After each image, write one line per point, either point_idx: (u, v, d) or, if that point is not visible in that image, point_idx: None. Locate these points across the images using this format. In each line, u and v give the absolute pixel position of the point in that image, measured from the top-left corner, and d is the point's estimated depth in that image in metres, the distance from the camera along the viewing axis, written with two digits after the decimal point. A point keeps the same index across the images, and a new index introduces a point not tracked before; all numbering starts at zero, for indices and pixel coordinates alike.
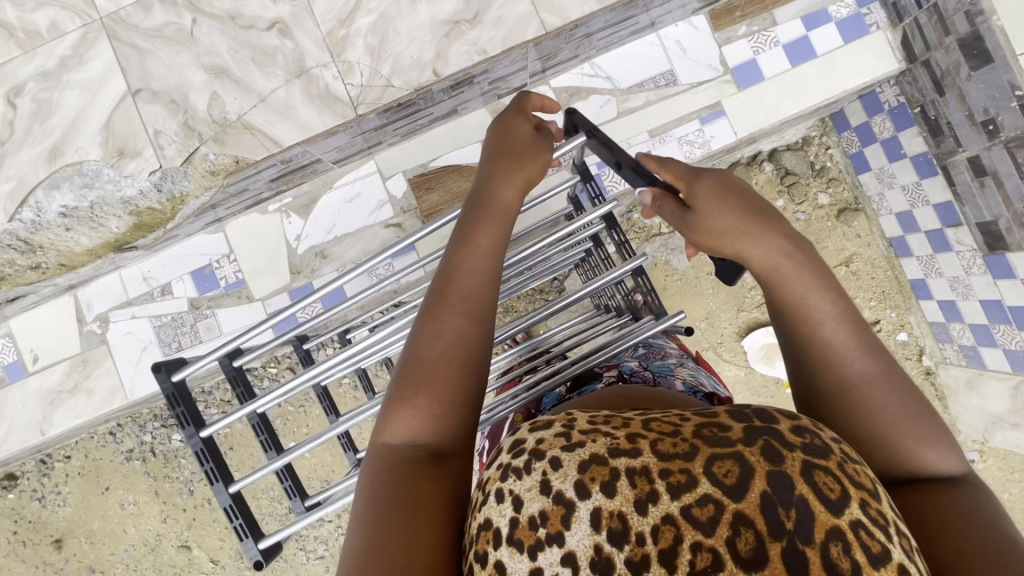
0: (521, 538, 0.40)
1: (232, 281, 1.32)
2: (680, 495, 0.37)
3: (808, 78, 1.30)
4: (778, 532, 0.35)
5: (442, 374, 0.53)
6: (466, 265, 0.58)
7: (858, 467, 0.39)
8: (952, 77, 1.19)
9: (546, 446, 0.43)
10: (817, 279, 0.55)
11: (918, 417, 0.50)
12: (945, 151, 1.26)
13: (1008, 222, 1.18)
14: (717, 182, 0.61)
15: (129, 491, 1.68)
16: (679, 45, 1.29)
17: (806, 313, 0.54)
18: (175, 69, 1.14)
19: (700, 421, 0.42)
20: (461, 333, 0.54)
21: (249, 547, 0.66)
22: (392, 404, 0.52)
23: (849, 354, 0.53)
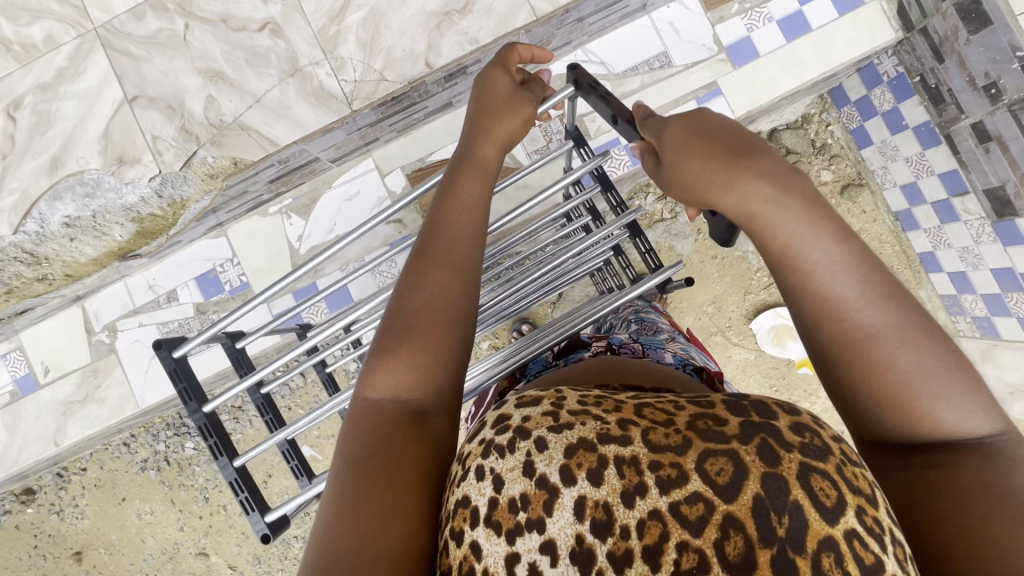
0: (499, 521, 0.42)
1: (236, 285, 1.32)
2: (670, 490, 0.39)
3: (804, 53, 1.29)
4: (769, 538, 0.37)
5: (424, 326, 0.52)
6: (449, 221, 0.58)
7: (858, 470, 0.41)
8: (951, 42, 1.18)
9: (532, 425, 0.45)
10: (814, 222, 0.49)
11: (940, 367, 0.46)
12: (947, 120, 1.25)
13: (1016, 186, 1.16)
14: (687, 123, 0.55)
15: (145, 501, 1.69)
16: (672, 26, 1.29)
17: (802, 262, 0.50)
18: (170, 75, 1.14)
19: (695, 413, 0.44)
20: (445, 288, 0.54)
21: (256, 520, 0.65)
22: (375, 359, 0.52)
23: (853, 302, 0.48)
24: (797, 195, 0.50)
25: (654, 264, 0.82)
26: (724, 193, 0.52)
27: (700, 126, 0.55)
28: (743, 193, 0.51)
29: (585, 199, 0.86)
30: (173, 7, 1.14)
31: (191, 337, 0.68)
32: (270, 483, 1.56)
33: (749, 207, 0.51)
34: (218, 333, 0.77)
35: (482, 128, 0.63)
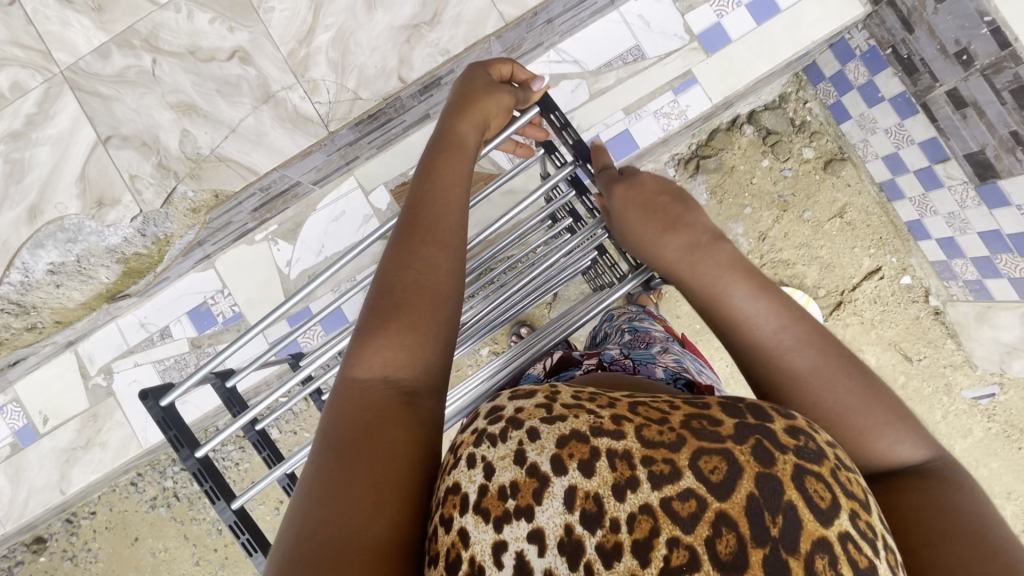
0: (488, 507, 0.38)
1: (229, 315, 1.31)
2: (662, 485, 0.37)
3: (776, 34, 1.29)
4: (761, 538, 0.35)
5: (412, 306, 0.50)
6: (438, 197, 0.57)
7: (852, 476, 0.39)
8: (919, 12, 1.19)
9: (525, 416, 0.42)
10: (738, 274, 0.51)
11: (867, 404, 0.48)
12: (923, 89, 1.25)
13: (996, 149, 1.17)
14: (628, 187, 0.58)
15: (158, 538, 1.68)
16: (642, 19, 1.28)
17: (731, 312, 0.51)
18: (142, 112, 1.13)
19: (690, 412, 0.41)
20: (438, 266, 0.53)
21: (263, 563, 0.64)
22: (364, 338, 0.49)
23: (782, 348, 0.49)
24: (722, 253, 0.52)
25: (637, 261, 0.81)
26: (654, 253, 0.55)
27: (637, 193, 0.58)
28: (670, 254, 0.54)
29: (563, 204, 0.86)
30: (139, 44, 1.13)
31: (178, 384, 0.67)
32: (282, 509, 1.55)
33: (677, 262, 0.54)
34: (208, 373, 0.76)
35: (459, 110, 0.63)
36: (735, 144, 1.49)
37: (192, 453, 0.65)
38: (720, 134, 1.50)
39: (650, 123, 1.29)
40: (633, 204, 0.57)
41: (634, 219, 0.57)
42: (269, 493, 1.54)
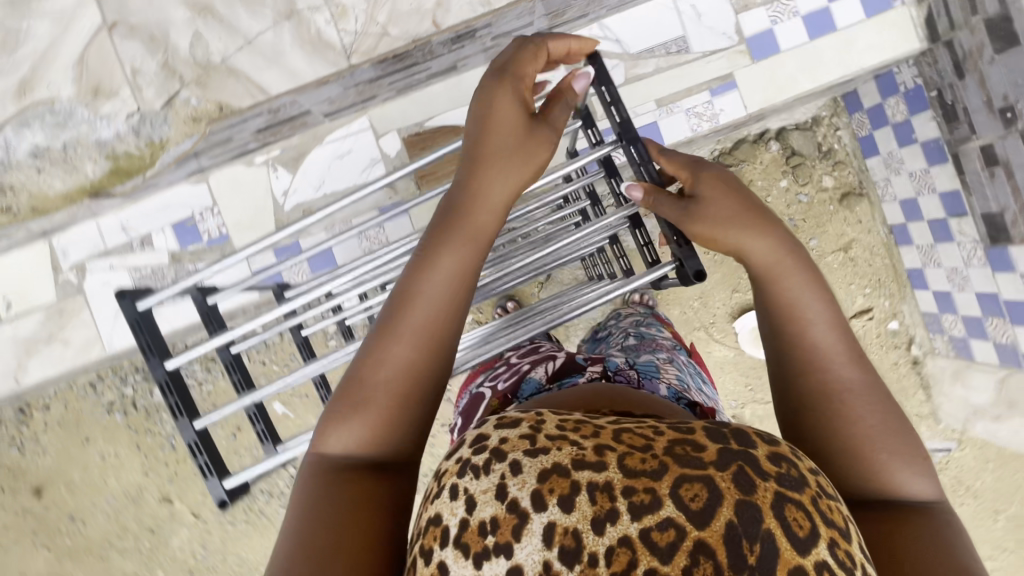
0: (468, 542, 0.41)
1: (215, 236, 1.27)
2: (641, 516, 0.38)
3: (825, 53, 1.23)
4: (739, 568, 0.36)
5: (377, 397, 0.59)
6: (423, 290, 0.62)
7: (832, 503, 0.41)
8: (974, 59, 1.14)
9: (509, 447, 0.44)
10: (811, 287, 0.62)
11: (890, 421, 0.58)
12: (958, 138, 1.23)
13: (1014, 214, 1.16)
14: (719, 176, 0.67)
15: (109, 443, 1.67)
16: (694, 10, 1.22)
17: (799, 321, 0.61)
18: (155, 4, 1.06)
19: (674, 437, 0.42)
20: (410, 361, 0.61)
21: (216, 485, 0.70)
22: (329, 419, 0.60)
23: (834, 357, 0.60)
24: (801, 265, 0.63)
25: (651, 258, 0.78)
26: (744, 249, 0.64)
27: (729, 182, 0.67)
28: (763, 251, 0.63)
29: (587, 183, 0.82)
30: None
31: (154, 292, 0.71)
32: (240, 436, 1.54)
33: (770, 261, 0.63)
34: (190, 286, 0.78)
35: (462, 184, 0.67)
36: (759, 159, 1.46)
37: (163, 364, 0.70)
38: (746, 146, 1.47)
39: (680, 120, 1.25)
40: (730, 201, 0.65)
41: (725, 216, 0.64)
42: (228, 419, 1.53)
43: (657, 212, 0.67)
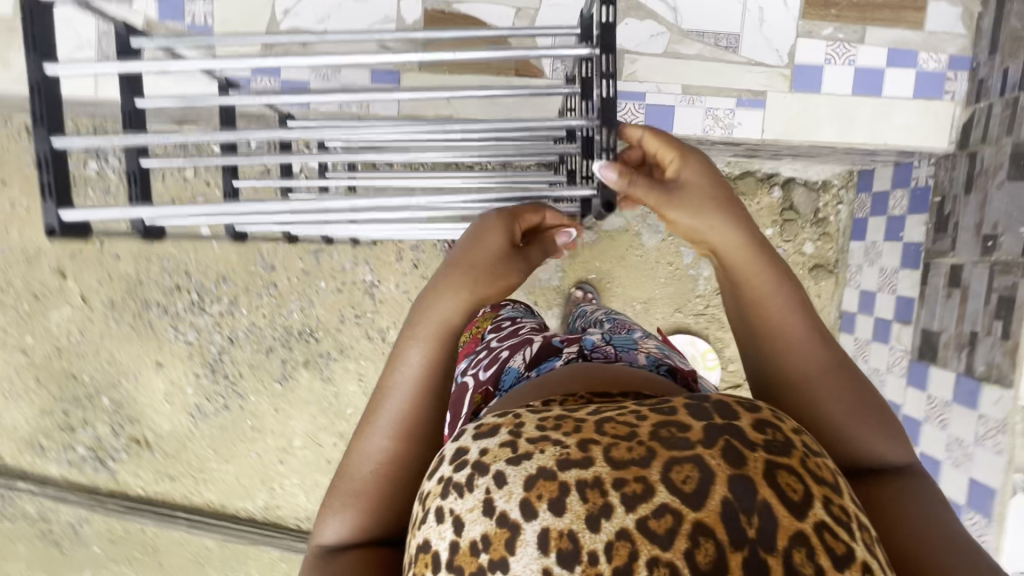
0: (461, 563, 0.43)
1: (198, 22, 1.18)
2: (636, 506, 0.40)
3: (860, 112, 1.19)
4: (739, 542, 0.38)
5: (370, 488, 0.62)
6: (394, 381, 0.63)
7: (821, 460, 0.44)
8: (986, 179, 1.12)
9: (490, 458, 0.45)
10: (776, 275, 0.61)
11: (855, 402, 0.59)
12: (937, 250, 1.23)
13: (948, 338, 1.18)
14: (699, 157, 0.62)
15: (25, 195, 1.64)
16: (760, 14, 1.16)
17: (763, 322, 0.60)
18: None
19: (658, 421, 0.44)
20: (387, 452, 0.62)
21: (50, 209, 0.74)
22: (323, 510, 0.64)
23: (803, 348, 0.60)
24: (765, 258, 0.60)
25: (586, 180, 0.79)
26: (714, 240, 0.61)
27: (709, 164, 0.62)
28: (730, 241, 0.60)
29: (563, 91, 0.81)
30: None
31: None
32: None
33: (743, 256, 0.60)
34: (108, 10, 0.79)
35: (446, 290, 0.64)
36: (757, 201, 1.45)
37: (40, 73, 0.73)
38: (750, 181, 1.45)
39: (696, 115, 1.20)
40: (707, 181, 0.61)
41: (702, 198, 0.60)
42: None
43: (635, 190, 0.62)
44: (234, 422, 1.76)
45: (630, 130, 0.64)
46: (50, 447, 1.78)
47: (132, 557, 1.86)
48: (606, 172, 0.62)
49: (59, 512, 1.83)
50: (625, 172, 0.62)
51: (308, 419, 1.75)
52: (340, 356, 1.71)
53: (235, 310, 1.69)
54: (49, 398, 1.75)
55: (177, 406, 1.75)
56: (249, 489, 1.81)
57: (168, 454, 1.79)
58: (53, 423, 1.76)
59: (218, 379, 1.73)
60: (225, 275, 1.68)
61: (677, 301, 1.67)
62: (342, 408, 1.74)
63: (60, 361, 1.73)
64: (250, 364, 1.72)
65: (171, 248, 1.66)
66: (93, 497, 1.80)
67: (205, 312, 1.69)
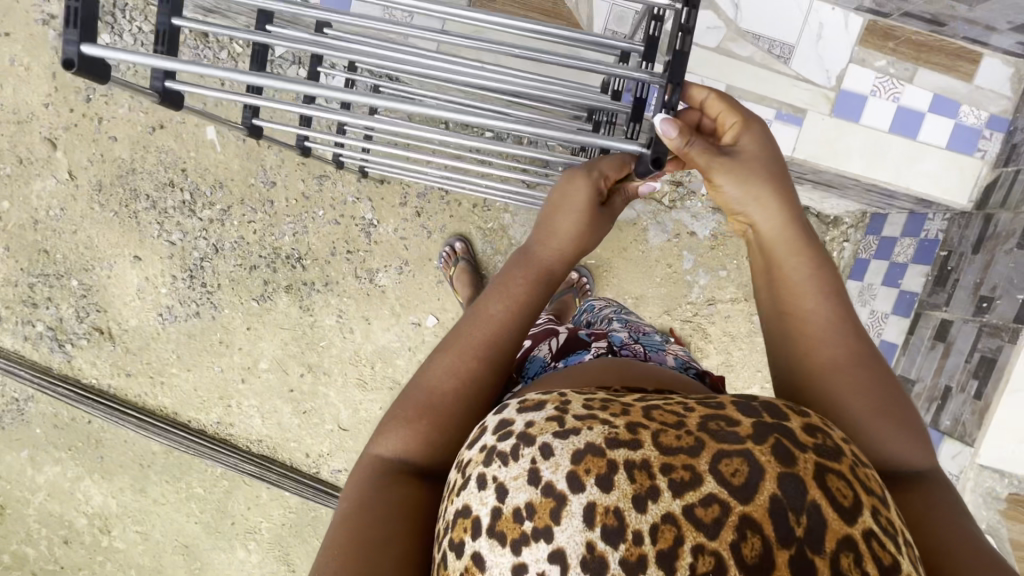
0: (504, 530, 0.41)
1: None
2: (684, 493, 0.38)
3: (892, 151, 1.19)
4: (788, 540, 0.37)
5: (438, 403, 0.60)
6: (490, 309, 0.67)
7: (868, 472, 0.43)
8: (996, 242, 1.12)
9: (537, 430, 0.44)
10: (809, 261, 0.61)
11: (875, 409, 0.56)
12: (931, 302, 1.24)
13: (922, 390, 1.21)
14: (756, 129, 0.61)
15: (26, 53, 1.56)
16: (818, 30, 1.14)
17: (792, 305, 0.60)
18: None
19: (705, 414, 0.43)
20: (472, 376, 0.62)
21: (70, 41, 0.61)
22: (387, 422, 0.60)
23: (826, 337, 0.58)
24: (802, 239, 0.61)
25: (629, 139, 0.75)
26: (755, 213, 0.62)
27: (765, 139, 0.61)
28: (767, 217, 0.61)
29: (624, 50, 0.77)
30: None
31: None
32: None
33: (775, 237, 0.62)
34: None
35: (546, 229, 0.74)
36: None
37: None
38: None
39: None
40: (762, 151, 0.61)
41: (754, 165, 0.60)
42: None
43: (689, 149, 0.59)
44: (203, 332, 1.72)
45: (693, 92, 0.63)
46: (8, 318, 1.72)
47: (74, 446, 1.83)
48: (666, 126, 0.58)
49: (5, 386, 1.78)
50: (685, 131, 0.59)
51: (279, 344, 1.72)
52: (323, 288, 1.68)
53: (225, 219, 1.64)
54: (16, 269, 1.68)
55: (148, 304, 1.71)
56: (205, 401, 1.78)
57: (129, 350, 1.75)
58: (15, 294, 1.70)
59: (194, 285, 1.69)
60: (222, 181, 1.62)
61: (668, 303, 1.68)
62: (315, 340, 1.72)
63: (34, 233, 1.67)
64: (230, 277, 1.68)
65: (171, 142, 1.60)
66: (44, 378, 1.75)
67: (194, 215, 1.64)
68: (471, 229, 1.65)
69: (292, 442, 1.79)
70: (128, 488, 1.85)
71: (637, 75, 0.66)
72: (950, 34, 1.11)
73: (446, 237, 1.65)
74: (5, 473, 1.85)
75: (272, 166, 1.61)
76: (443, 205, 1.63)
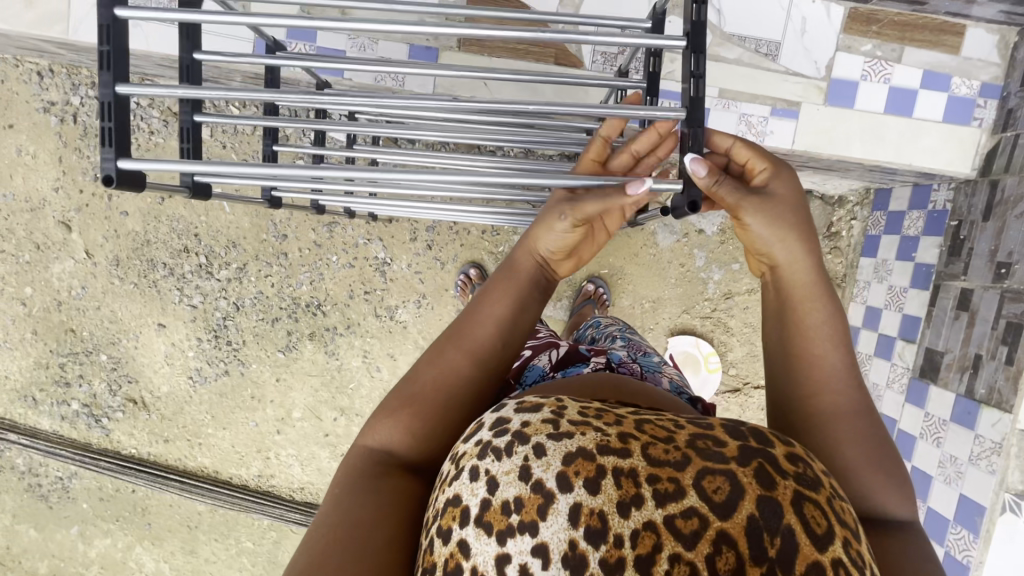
0: (491, 521, 0.44)
1: None
2: (667, 504, 0.42)
3: (888, 131, 1.20)
4: (759, 558, 0.40)
5: (427, 399, 0.62)
6: (478, 313, 0.68)
7: (844, 505, 0.45)
8: (1006, 208, 1.13)
9: (532, 430, 0.47)
10: (823, 311, 0.64)
11: (869, 455, 0.60)
12: (949, 273, 1.25)
13: (952, 360, 1.22)
14: (787, 185, 0.64)
15: (32, 142, 1.60)
16: (802, 24, 1.17)
17: (804, 346, 0.64)
18: None
19: (695, 431, 0.47)
20: (458, 376, 0.64)
21: (107, 158, 0.64)
22: (376, 417, 0.63)
23: (830, 385, 0.62)
24: (822, 290, 0.64)
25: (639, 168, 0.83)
26: (777, 257, 0.65)
27: (793, 195, 0.64)
28: (784, 267, 0.65)
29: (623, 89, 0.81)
30: None
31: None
32: None
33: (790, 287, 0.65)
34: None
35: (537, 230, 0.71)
36: None
37: (114, 13, 0.61)
38: None
39: (730, 120, 1.21)
40: (794, 204, 0.63)
41: (783, 215, 0.63)
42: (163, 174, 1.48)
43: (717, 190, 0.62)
44: (234, 389, 1.75)
45: (719, 139, 0.65)
46: (43, 400, 1.76)
47: (120, 516, 1.85)
48: (696, 165, 0.61)
49: (48, 466, 1.81)
50: (714, 170, 0.62)
51: (309, 392, 1.75)
52: (346, 331, 1.71)
53: (242, 277, 1.67)
54: (45, 351, 1.72)
55: (177, 369, 1.74)
56: (244, 456, 1.81)
57: (164, 416, 1.78)
58: (47, 376, 1.74)
59: (220, 345, 1.72)
60: (235, 241, 1.65)
61: (685, 302, 1.69)
62: (345, 383, 1.74)
63: (59, 314, 1.70)
64: (254, 332, 1.71)
65: (182, 209, 1.64)
66: (84, 455, 1.78)
67: (212, 277, 1.67)
68: (483, 255, 1.68)
69: None
70: (178, 551, 1.87)
71: (651, 115, 0.69)
72: (931, 11, 1.14)
73: (459, 266, 1.67)
74: (57, 551, 1.88)
75: (282, 219, 1.64)
76: (452, 235, 1.66)
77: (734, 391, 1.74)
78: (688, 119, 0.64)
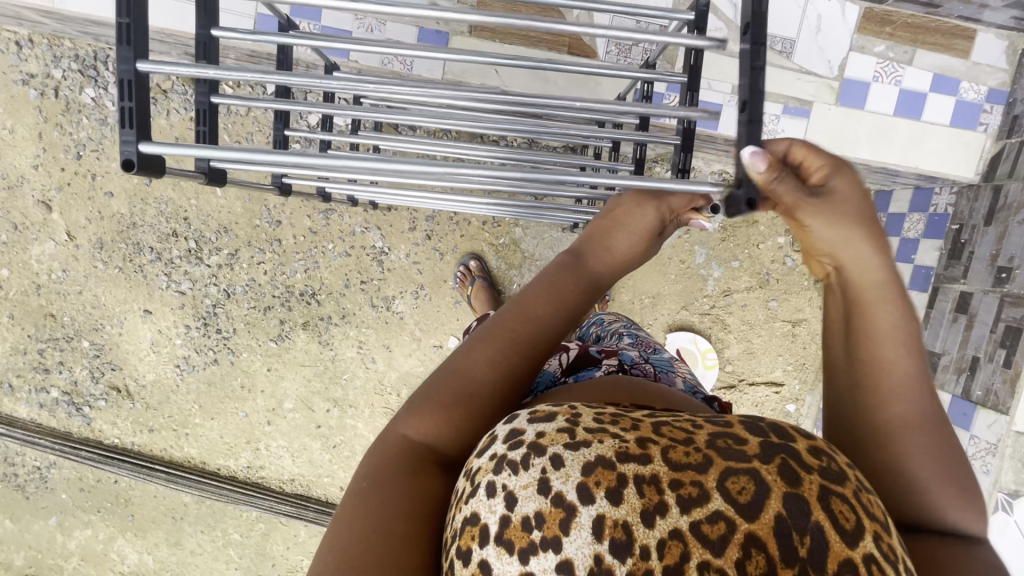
0: (511, 539, 0.42)
1: None
2: (691, 509, 0.40)
3: (897, 132, 1.21)
4: (790, 559, 0.39)
5: (482, 397, 0.60)
6: (535, 307, 0.66)
7: (872, 498, 0.44)
8: (1009, 213, 1.15)
9: (548, 441, 0.45)
10: (893, 314, 0.59)
11: (930, 466, 0.55)
12: (948, 276, 1.27)
13: (949, 360, 1.24)
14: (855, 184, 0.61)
15: (10, 116, 1.52)
16: (817, 22, 1.16)
17: (868, 352, 0.59)
18: None
19: (713, 432, 0.45)
20: (512, 370, 0.62)
21: (125, 141, 0.59)
22: (418, 403, 0.59)
23: (895, 392, 0.57)
24: (892, 290, 0.60)
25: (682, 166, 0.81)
26: (845, 257, 0.61)
27: (861, 195, 0.61)
28: (852, 264, 0.61)
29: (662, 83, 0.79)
30: None
31: None
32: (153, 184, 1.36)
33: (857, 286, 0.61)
34: None
35: (595, 239, 0.72)
36: None
37: None
38: None
39: None
40: (856, 202, 0.60)
41: (845, 215, 0.60)
42: None
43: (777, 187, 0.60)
44: (223, 378, 1.70)
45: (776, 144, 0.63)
46: (21, 387, 1.69)
47: (102, 507, 1.80)
48: (754, 159, 0.59)
49: (24, 455, 1.75)
50: (773, 165, 0.60)
51: (302, 382, 1.71)
52: (341, 321, 1.67)
53: (234, 263, 1.62)
54: (23, 336, 1.65)
55: (164, 357, 1.68)
56: (233, 447, 1.76)
57: (149, 406, 1.72)
58: (25, 362, 1.66)
59: (210, 333, 1.66)
60: (226, 226, 1.60)
61: (684, 298, 1.69)
62: (338, 374, 1.71)
63: (39, 298, 1.63)
64: (244, 320, 1.66)
65: (170, 192, 1.57)
66: (64, 444, 1.72)
67: (201, 262, 1.61)
68: (483, 247, 1.65)
69: (326, 477, 1.79)
70: (162, 543, 1.83)
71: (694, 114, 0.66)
72: (944, 14, 1.13)
73: (459, 257, 1.65)
74: (35, 543, 1.82)
75: (277, 203, 1.59)
76: (453, 226, 1.63)
77: (730, 388, 1.75)
78: (749, 113, 0.60)
